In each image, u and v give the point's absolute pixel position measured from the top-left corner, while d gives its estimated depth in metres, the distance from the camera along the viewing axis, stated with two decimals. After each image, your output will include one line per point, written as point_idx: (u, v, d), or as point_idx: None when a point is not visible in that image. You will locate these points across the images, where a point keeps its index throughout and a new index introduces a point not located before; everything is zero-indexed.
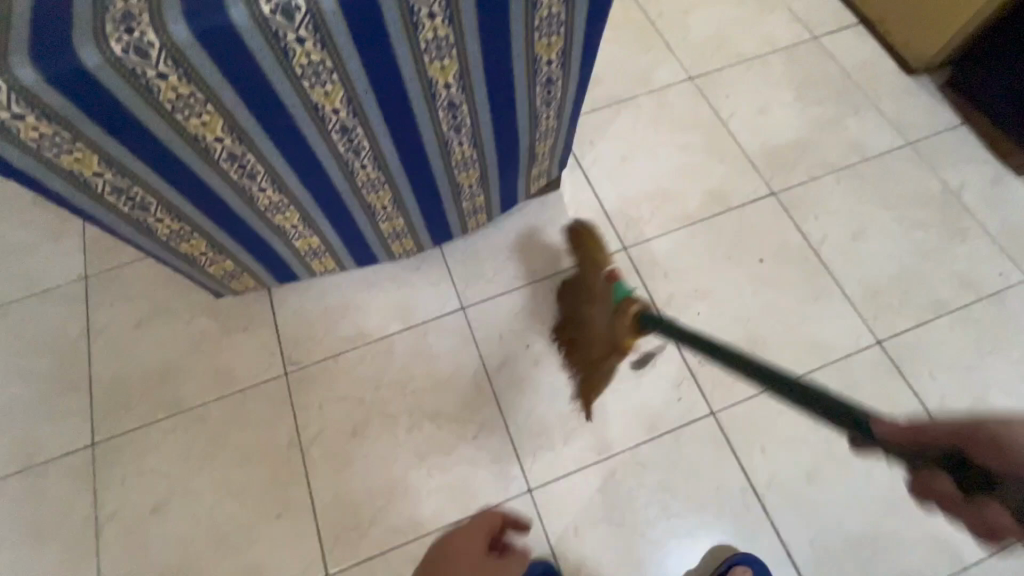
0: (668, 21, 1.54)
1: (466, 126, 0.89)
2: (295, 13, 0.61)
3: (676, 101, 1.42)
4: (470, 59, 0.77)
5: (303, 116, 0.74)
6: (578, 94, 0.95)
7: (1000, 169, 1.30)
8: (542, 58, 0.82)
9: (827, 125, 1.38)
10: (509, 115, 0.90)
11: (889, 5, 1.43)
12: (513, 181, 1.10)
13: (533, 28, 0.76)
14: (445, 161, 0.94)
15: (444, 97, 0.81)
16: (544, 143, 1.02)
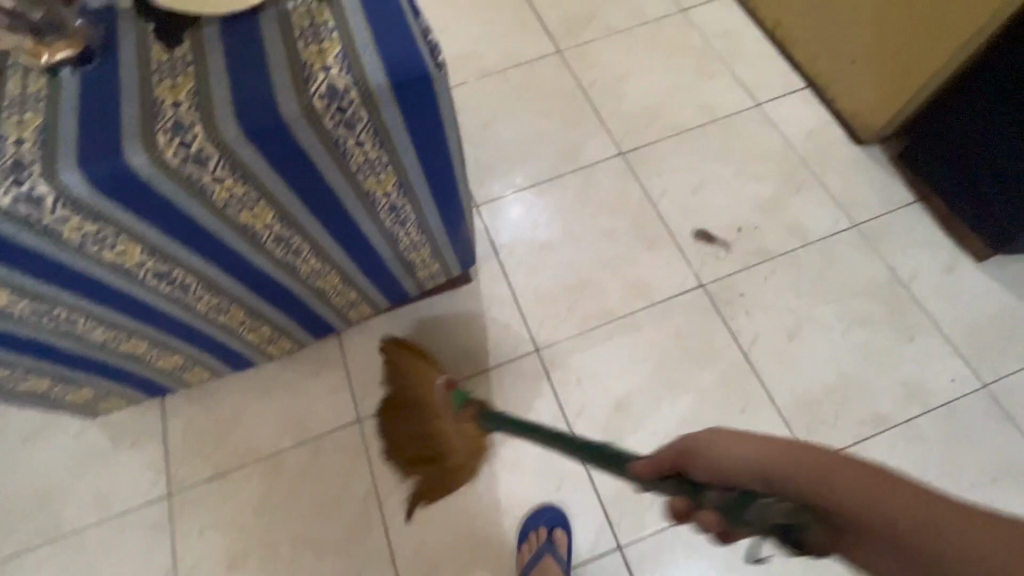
0: (602, 90, 1.47)
1: (309, 254, 0.78)
2: (42, 199, 0.55)
3: (604, 181, 1.34)
4: (287, 205, 0.67)
5: (111, 273, 0.67)
6: (444, 212, 0.84)
7: (955, 256, 1.19)
8: (377, 193, 0.72)
9: (766, 205, 1.27)
10: (361, 241, 0.81)
11: (835, 71, 1.34)
12: (396, 288, 1.00)
13: (353, 171, 0.66)
14: (298, 282, 0.84)
15: (269, 236, 0.71)
16: (419, 254, 0.91)
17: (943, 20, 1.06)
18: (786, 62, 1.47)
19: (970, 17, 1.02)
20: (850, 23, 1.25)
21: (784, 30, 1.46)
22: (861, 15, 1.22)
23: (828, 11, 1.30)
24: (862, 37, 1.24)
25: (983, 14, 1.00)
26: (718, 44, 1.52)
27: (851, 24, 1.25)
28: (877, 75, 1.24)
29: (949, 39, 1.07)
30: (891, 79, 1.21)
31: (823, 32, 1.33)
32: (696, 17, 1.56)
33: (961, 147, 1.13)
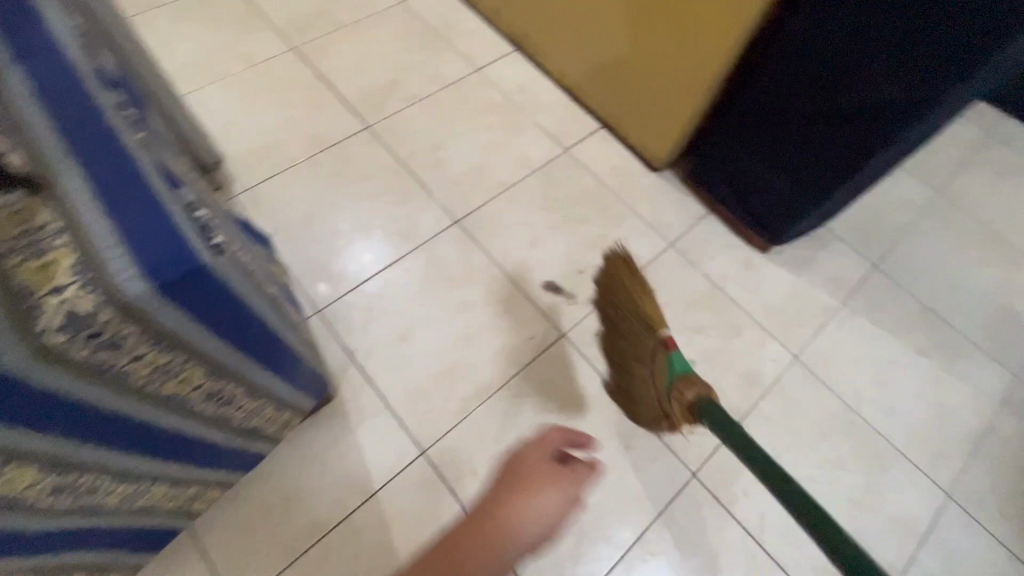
0: (421, 160, 1.46)
1: (109, 481, 0.63)
2: None
3: (447, 253, 1.32)
4: (51, 452, 0.53)
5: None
6: (274, 368, 0.75)
7: (748, 252, 1.41)
8: (182, 391, 0.61)
9: (596, 243, 1.38)
10: (178, 439, 0.67)
11: (621, 111, 1.51)
12: (241, 454, 0.86)
13: (140, 385, 0.55)
14: (103, 510, 0.67)
15: (39, 491, 0.56)
16: (258, 414, 0.80)
17: (693, 62, 1.25)
18: (579, 106, 1.62)
19: (710, 59, 1.21)
20: (625, 67, 1.42)
21: (571, 79, 1.60)
22: (633, 60, 1.39)
23: (605, 58, 1.46)
24: (638, 79, 1.41)
25: (719, 56, 1.19)
26: (518, 97, 1.62)
27: (626, 69, 1.42)
28: (656, 110, 1.41)
29: (701, 85, 1.27)
30: (667, 112, 1.39)
31: (605, 77, 1.49)
32: (491, 75, 1.65)
33: (730, 166, 1.35)
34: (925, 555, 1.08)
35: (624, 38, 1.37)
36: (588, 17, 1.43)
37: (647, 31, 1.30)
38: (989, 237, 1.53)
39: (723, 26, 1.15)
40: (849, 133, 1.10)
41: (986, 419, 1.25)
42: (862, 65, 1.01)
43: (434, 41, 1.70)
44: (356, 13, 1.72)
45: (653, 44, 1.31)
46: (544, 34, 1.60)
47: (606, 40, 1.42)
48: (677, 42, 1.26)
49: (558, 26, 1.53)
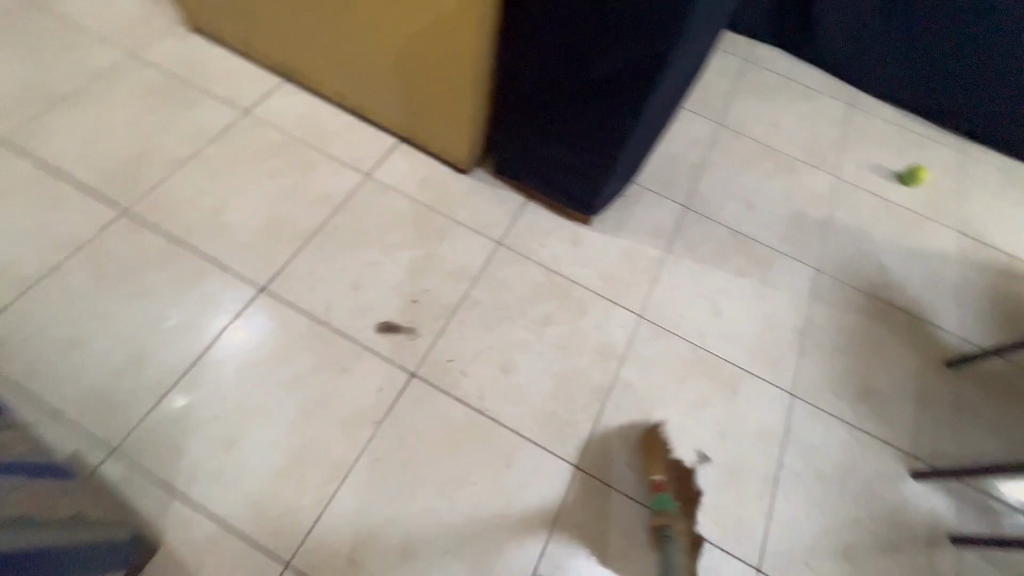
0: (203, 231, 1.27)
1: None
2: None
3: (260, 328, 1.17)
4: None
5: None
6: None
7: (573, 229, 1.43)
8: None
9: (424, 265, 1.30)
10: None
11: (409, 123, 1.43)
12: None
13: None
14: None
15: None
16: None
17: (452, 56, 1.19)
18: (368, 127, 1.51)
19: (466, 50, 1.16)
20: (394, 77, 1.33)
21: (349, 101, 1.49)
22: (398, 68, 1.31)
23: (372, 72, 1.36)
24: (410, 86, 1.33)
25: (472, 45, 1.15)
26: (299, 133, 1.47)
27: (396, 78, 1.34)
28: (439, 114, 1.35)
29: (469, 80, 1.22)
30: (449, 113, 1.33)
31: (380, 91, 1.40)
32: (263, 116, 1.48)
33: (528, 153, 1.35)
34: (789, 457, 1.18)
35: (382, 47, 1.28)
36: (339, 33, 1.32)
37: (400, 34, 1.23)
38: (768, 153, 1.71)
39: (463, 15, 1.10)
40: (612, 96, 1.14)
41: (805, 315, 1.39)
42: (601, 30, 1.05)
43: (184, 93, 1.48)
44: (74, 80, 1.44)
45: (409, 47, 1.24)
46: (304, 61, 1.46)
47: (366, 53, 1.33)
48: (430, 40, 1.19)
49: (314, 49, 1.41)
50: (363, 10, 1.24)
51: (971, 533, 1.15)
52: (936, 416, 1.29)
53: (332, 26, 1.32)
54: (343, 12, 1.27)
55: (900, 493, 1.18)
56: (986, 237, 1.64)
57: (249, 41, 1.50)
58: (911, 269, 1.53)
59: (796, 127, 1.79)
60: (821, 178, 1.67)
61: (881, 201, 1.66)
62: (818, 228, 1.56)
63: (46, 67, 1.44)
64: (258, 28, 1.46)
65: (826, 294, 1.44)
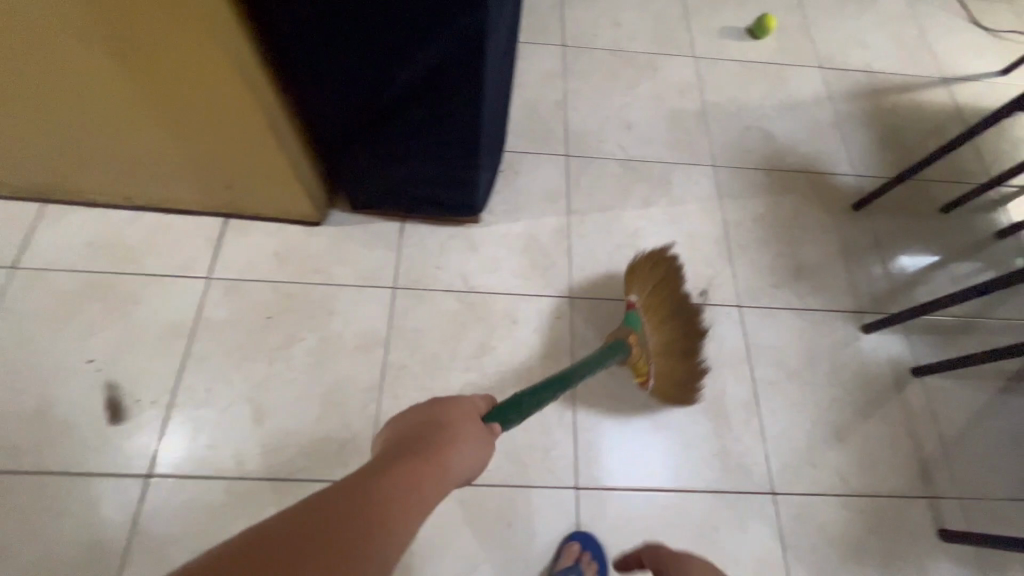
0: (42, 442, 1.00)
1: None
2: None
3: (172, 521, 0.96)
4: None
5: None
6: None
7: (466, 233, 1.26)
8: None
9: (324, 352, 1.11)
10: None
11: (224, 197, 1.16)
12: None
13: None
14: None
15: None
16: None
17: (222, 108, 0.92)
18: (180, 216, 1.22)
19: (233, 96, 0.89)
20: (171, 155, 1.04)
21: (138, 198, 1.18)
22: (169, 143, 1.01)
23: (144, 160, 1.06)
24: (196, 158, 1.04)
25: (238, 89, 0.87)
26: (96, 263, 1.16)
27: (174, 156, 1.04)
28: (250, 177, 1.08)
29: (264, 133, 0.96)
30: (261, 172, 1.06)
31: (166, 174, 1.10)
32: (36, 263, 1.15)
33: (379, 179, 1.13)
34: (759, 371, 1.18)
35: (133, 129, 0.98)
36: (69, 129, 1.00)
37: (144, 105, 0.93)
38: (622, 58, 1.57)
39: (203, 58, 0.82)
40: (440, 99, 0.92)
41: (721, 218, 1.35)
42: (390, 32, 0.81)
43: None
44: None
45: (165, 116, 0.95)
46: (51, 173, 1.12)
47: (120, 142, 1.02)
48: (185, 99, 0.91)
49: (54, 157, 1.07)
50: (84, 98, 0.92)
51: (925, 361, 1.22)
52: (863, 264, 1.33)
53: (55, 124, 0.99)
54: (57, 104, 0.94)
55: (860, 354, 1.21)
56: (845, 62, 1.64)
57: None
58: (794, 125, 1.51)
59: (638, 18, 1.65)
60: (681, 65, 1.57)
61: (744, 64, 1.60)
62: (699, 120, 1.48)
63: None
64: None
65: (730, 187, 1.39)
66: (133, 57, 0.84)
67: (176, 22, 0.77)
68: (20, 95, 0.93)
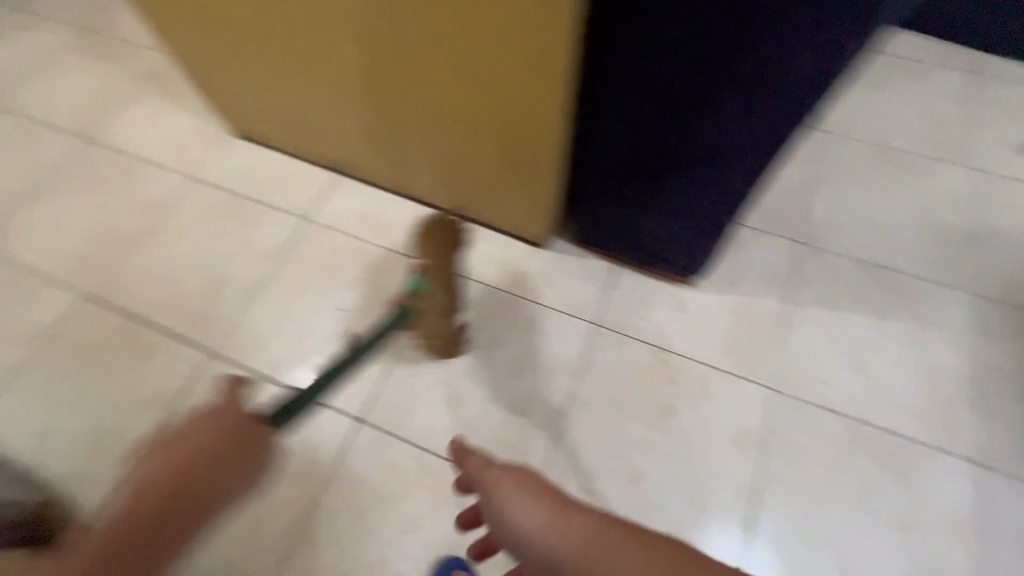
0: (292, 364, 1.23)
1: None
2: None
3: (365, 467, 1.10)
4: None
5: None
6: None
7: (677, 291, 1.27)
8: None
9: (520, 363, 1.20)
10: None
11: (476, 207, 1.32)
12: None
13: None
14: None
15: None
16: None
17: (517, 126, 1.00)
18: (433, 206, 1.40)
19: (534, 117, 0.96)
20: (452, 156, 1.18)
21: (408, 184, 1.37)
22: (453, 151, 1.16)
23: (427, 162, 1.25)
24: (471, 162, 1.17)
25: (542, 111, 0.94)
26: (364, 231, 1.40)
27: (454, 157, 1.19)
28: (509, 186, 1.18)
29: (542, 164, 1.07)
30: (521, 184, 1.16)
31: (438, 171, 1.26)
32: (323, 220, 1.42)
33: (619, 224, 1.20)
34: (990, 550, 0.99)
35: (432, 138, 1.16)
36: (384, 121, 1.18)
37: (452, 113, 1.06)
38: (884, 152, 1.45)
39: (525, 81, 0.90)
40: (735, 153, 0.93)
41: (976, 357, 1.16)
42: (724, 88, 0.83)
43: (248, 211, 1.46)
44: (144, 217, 1.46)
45: (465, 124, 1.07)
46: (353, 152, 1.36)
47: (415, 147, 1.21)
48: (487, 124, 1.04)
49: (362, 140, 1.29)
50: (409, 109, 1.11)
51: None
52: None
53: (376, 116, 1.18)
54: (384, 101, 1.12)
55: None
56: None
57: (297, 142, 1.44)
58: None
59: (914, 114, 1.51)
60: (958, 174, 1.40)
61: None
62: (967, 240, 1.31)
63: (117, 210, 1.48)
64: (302, 129, 1.38)
65: (995, 325, 1.20)
66: (465, 73, 0.95)
67: (521, 48, 0.85)
68: (362, 90, 1.12)
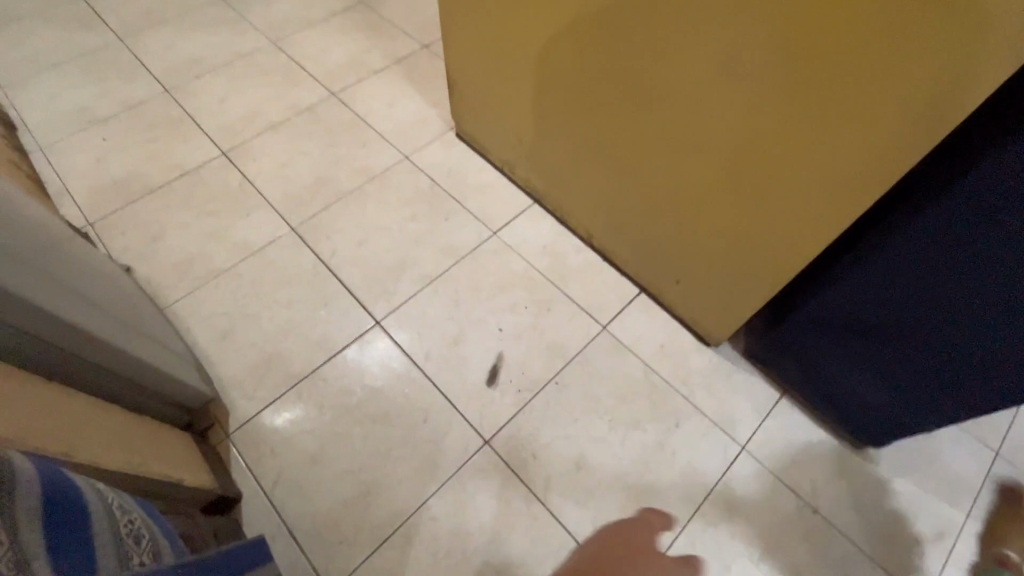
0: (441, 360, 1.29)
1: (145, 540, 0.68)
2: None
3: (479, 489, 1.14)
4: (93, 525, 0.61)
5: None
6: (165, 532, 0.74)
7: (836, 449, 1.21)
8: (126, 538, 0.65)
9: (654, 454, 1.20)
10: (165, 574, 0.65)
11: (659, 282, 1.33)
12: None
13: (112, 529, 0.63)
14: None
15: (128, 550, 0.63)
16: None
17: (803, 191, 0.85)
18: (629, 246, 1.34)
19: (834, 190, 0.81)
20: (690, 199, 1.07)
21: (615, 214, 1.31)
22: (671, 226, 1.17)
23: (635, 224, 1.27)
24: (710, 213, 1.05)
25: (853, 185, 0.78)
26: (542, 263, 1.45)
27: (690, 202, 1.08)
28: (739, 254, 1.05)
29: (764, 276, 1.04)
30: (758, 255, 1.01)
31: (662, 210, 1.16)
32: (510, 240, 1.49)
33: (803, 357, 1.15)
34: None
35: (656, 207, 1.17)
36: (631, 144, 1.11)
37: (722, 154, 0.94)
38: None
39: (834, 183, 0.80)
40: (998, 323, 0.81)
41: None
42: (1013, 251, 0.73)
43: (444, 203, 1.56)
44: (357, 178, 1.60)
45: (730, 170, 0.94)
46: (575, 165, 1.32)
47: (632, 207, 1.24)
48: (725, 219, 1.03)
49: (593, 154, 1.23)
50: (649, 176, 1.13)
51: None
52: None
53: (626, 134, 1.11)
54: (646, 120, 1.03)
55: None
56: None
57: (512, 158, 1.53)
58: None
59: None
60: None
61: None
62: None
63: (336, 163, 1.63)
64: (523, 151, 1.47)
65: None
66: (772, 114, 0.81)
67: (858, 149, 0.74)
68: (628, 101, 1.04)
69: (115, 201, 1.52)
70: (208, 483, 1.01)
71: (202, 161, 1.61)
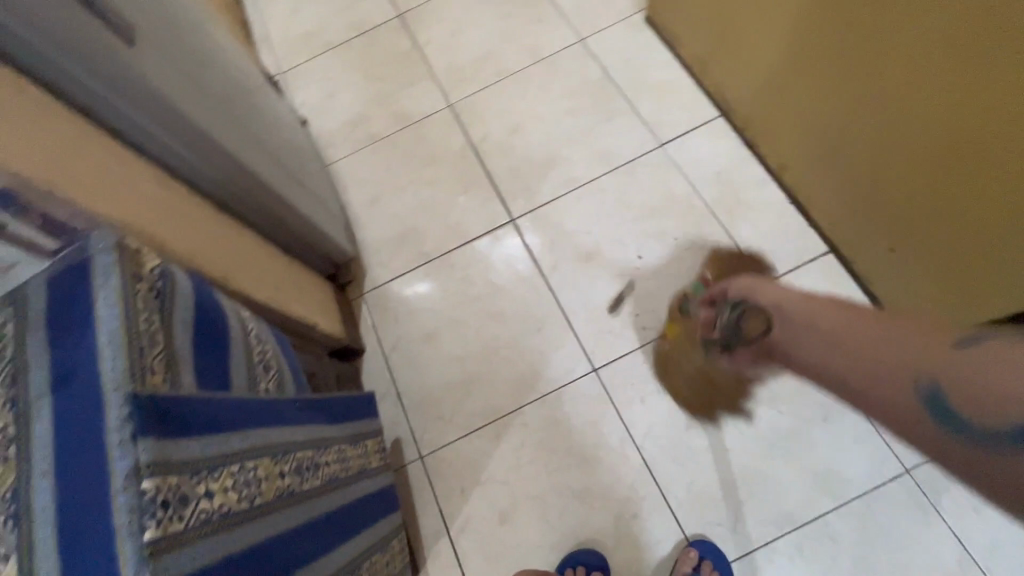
0: (567, 274, 1.21)
1: (272, 367, 0.75)
2: (142, 353, 0.53)
3: (576, 414, 1.10)
4: (233, 340, 0.69)
5: (123, 456, 0.47)
6: (293, 370, 0.82)
7: None
8: (256, 361, 0.72)
9: (784, 441, 1.02)
10: (283, 400, 0.72)
11: (863, 242, 1.03)
12: (352, 489, 0.81)
13: (247, 349, 0.71)
14: (294, 441, 0.70)
15: (257, 373, 0.71)
16: (331, 455, 0.78)
17: None
18: (821, 190, 1.08)
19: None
20: (924, 146, 0.79)
21: (811, 149, 1.05)
22: (897, 173, 0.87)
23: (844, 163, 0.97)
24: (965, 162, 0.73)
25: None
26: (710, 191, 1.21)
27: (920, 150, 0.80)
28: (974, 232, 0.78)
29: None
30: (1011, 240, 0.72)
31: (874, 154, 0.89)
32: (677, 157, 1.26)
33: None
34: None
35: (880, 145, 0.87)
36: (868, 47, 0.80)
37: (1005, 81, 0.63)
38: None
39: None
40: None
41: None
42: None
43: (611, 100, 1.35)
44: (524, 59, 1.45)
45: (1011, 108, 0.64)
46: (774, 78, 1.06)
47: (846, 140, 0.94)
48: (984, 177, 0.72)
49: (805, 63, 0.95)
50: (882, 99, 0.82)
51: None
52: None
53: (862, 32, 0.80)
54: (885, 27, 0.76)
55: None
56: None
57: (707, 55, 1.25)
58: None
59: None
60: None
61: None
62: None
63: (506, 39, 1.49)
64: (722, 48, 1.18)
65: None
66: None
67: None
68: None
69: (302, 53, 1.60)
70: (338, 332, 1.11)
71: (379, 22, 1.60)
